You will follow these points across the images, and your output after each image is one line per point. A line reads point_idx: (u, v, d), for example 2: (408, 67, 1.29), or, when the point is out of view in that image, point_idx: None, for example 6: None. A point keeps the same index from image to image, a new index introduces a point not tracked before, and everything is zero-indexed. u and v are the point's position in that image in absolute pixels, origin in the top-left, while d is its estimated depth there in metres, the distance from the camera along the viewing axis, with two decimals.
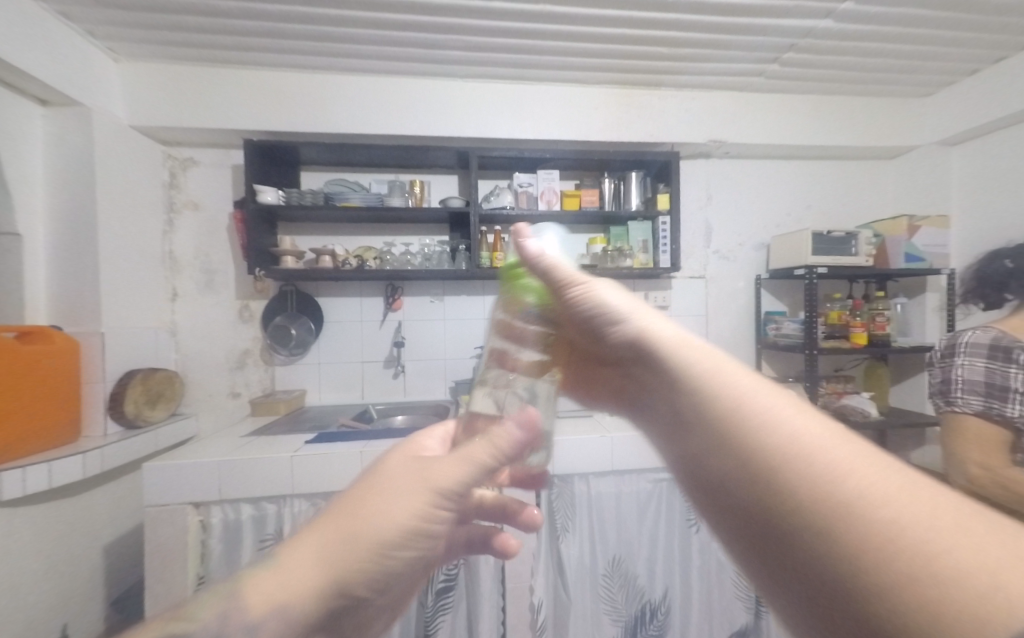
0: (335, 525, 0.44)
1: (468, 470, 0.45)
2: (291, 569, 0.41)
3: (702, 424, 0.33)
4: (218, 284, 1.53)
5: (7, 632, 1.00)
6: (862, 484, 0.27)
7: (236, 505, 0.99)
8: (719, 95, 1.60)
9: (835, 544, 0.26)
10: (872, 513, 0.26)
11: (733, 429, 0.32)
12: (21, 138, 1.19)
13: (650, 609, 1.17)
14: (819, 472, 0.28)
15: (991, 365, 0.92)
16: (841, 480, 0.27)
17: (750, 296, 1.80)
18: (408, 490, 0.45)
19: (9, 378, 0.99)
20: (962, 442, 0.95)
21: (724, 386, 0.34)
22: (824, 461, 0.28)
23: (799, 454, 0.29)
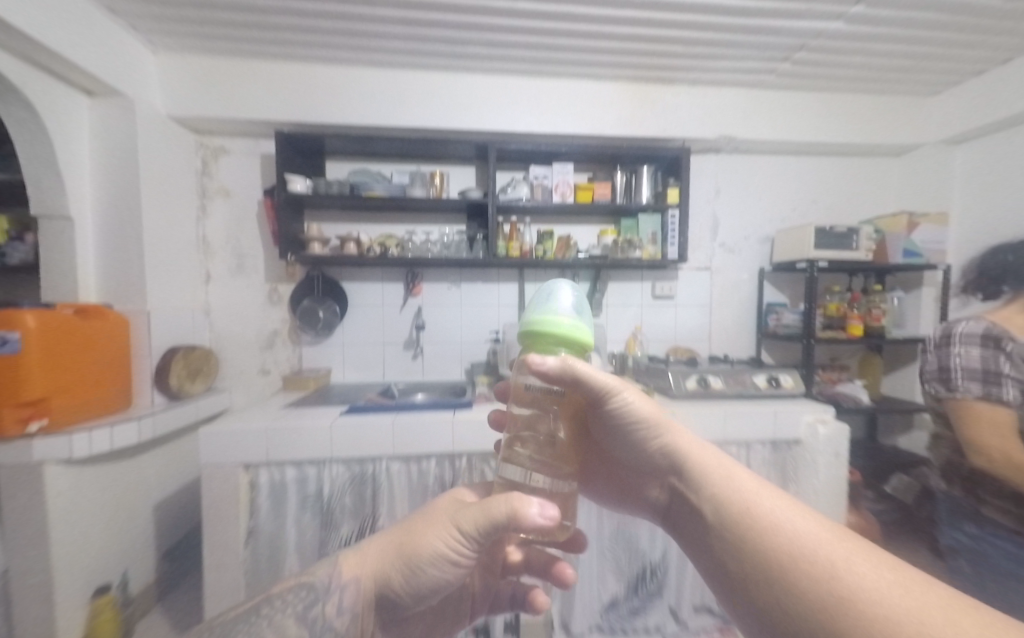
0: (395, 536, 0.52)
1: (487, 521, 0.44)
2: (367, 553, 0.51)
3: (699, 500, 0.41)
4: (248, 268, 1.62)
5: (77, 575, 1.13)
6: (827, 544, 0.32)
7: (282, 466, 1.12)
8: (731, 91, 1.64)
9: (795, 589, 0.31)
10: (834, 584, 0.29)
11: (727, 504, 0.38)
12: (71, 128, 1.27)
13: (649, 570, 1.29)
14: (782, 526, 0.35)
15: (987, 353, 0.99)
16: (809, 540, 0.33)
17: (754, 287, 1.87)
18: (443, 519, 0.48)
19: (71, 350, 1.10)
20: (974, 429, 0.98)
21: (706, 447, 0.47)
22: (794, 526, 0.34)
23: (771, 523, 0.35)
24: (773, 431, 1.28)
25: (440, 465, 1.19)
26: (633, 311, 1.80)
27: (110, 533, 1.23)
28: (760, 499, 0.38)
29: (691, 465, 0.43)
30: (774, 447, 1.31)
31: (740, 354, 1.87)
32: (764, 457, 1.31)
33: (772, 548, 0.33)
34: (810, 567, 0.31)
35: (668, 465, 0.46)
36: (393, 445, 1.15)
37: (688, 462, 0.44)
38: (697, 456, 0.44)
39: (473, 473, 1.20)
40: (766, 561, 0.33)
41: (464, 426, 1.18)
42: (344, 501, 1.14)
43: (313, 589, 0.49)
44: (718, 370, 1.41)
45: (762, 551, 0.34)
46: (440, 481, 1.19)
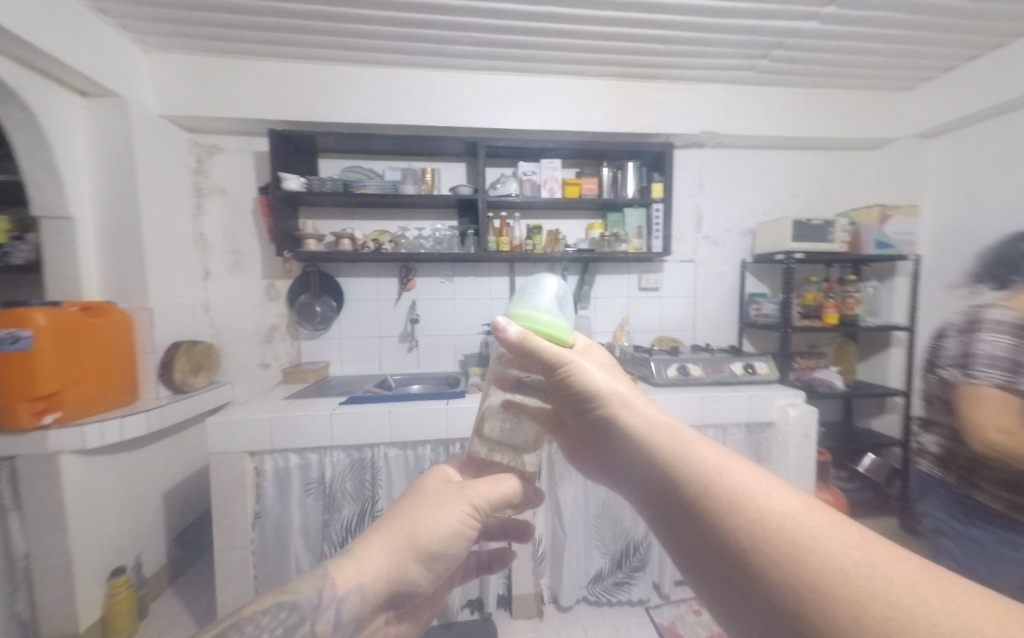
0: (393, 533, 0.55)
1: (495, 494, 0.56)
2: (367, 561, 0.53)
3: (663, 479, 0.41)
4: (245, 264, 1.66)
5: (93, 557, 1.20)
6: (789, 518, 0.34)
7: (285, 453, 1.19)
8: (713, 88, 1.69)
9: (769, 569, 0.32)
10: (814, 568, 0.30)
11: (695, 485, 0.38)
12: (67, 129, 1.29)
13: (632, 545, 1.38)
14: (750, 505, 0.35)
15: (1016, 341, 0.84)
16: (774, 517, 0.34)
17: (736, 279, 1.94)
18: (450, 496, 0.56)
19: (80, 346, 1.15)
20: (977, 413, 0.87)
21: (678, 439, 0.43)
22: (759, 503, 0.35)
23: (736, 500, 0.36)
24: (748, 415, 1.37)
25: (435, 450, 1.26)
26: (621, 303, 1.86)
27: (123, 519, 1.30)
28: (723, 474, 0.38)
29: (651, 443, 0.44)
30: (749, 430, 1.40)
31: (723, 343, 1.95)
32: (739, 439, 1.40)
33: (741, 530, 0.34)
34: (780, 546, 0.32)
35: (629, 443, 0.46)
36: (390, 433, 1.22)
37: (648, 440, 0.45)
38: (654, 429, 0.45)
39: None
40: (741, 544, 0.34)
41: (457, 414, 1.25)
42: (346, 485, 1.21)
43: (298, 608, 0.50)
44: (698, 358, 1.49)
45: (732, 536, 0.34)
46: (435, 465, 1.26)
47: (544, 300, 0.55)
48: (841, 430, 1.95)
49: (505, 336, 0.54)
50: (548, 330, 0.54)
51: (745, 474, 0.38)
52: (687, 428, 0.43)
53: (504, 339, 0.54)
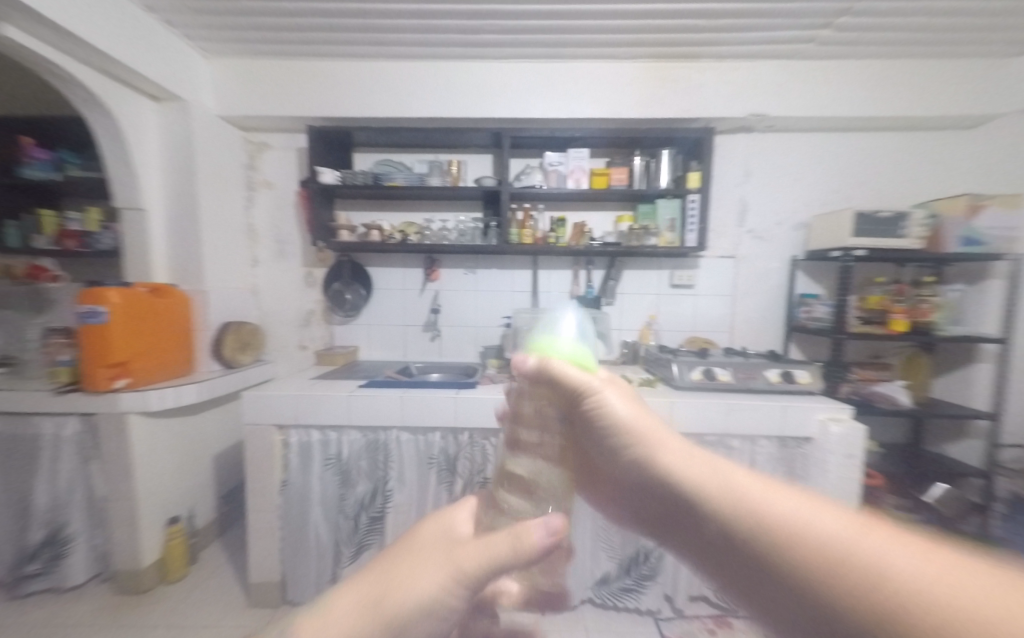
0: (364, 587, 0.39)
1: (499, 556, 0.38)
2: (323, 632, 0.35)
3: (712, 534, 0.36)
4: (288, 253, 1.80)
5: (154, 504, 1.39)
6: (853, 543, 0.29)
7: (308, 429, 1.28)
8: (764, 65, 1.52)
9: (847, 608, 0.27)
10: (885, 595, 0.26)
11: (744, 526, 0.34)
12: (142, 131, 1.47)
13: (643, 552, 1.33)
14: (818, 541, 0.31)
15: None
16: (835, 541, 0.30)
17: (784, 278, 1.76)
18: (439, 554, 0.40)
19: (144, 323, 1.31)
20: None
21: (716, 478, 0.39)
22: (823, 533, 0.31)
23: (793, 532, 0.32)
24: (779, 427, 1.25)
25: (445, 438, 1.30)
26: (648, 300, 1.77)
27: (180, 475, 1.49)
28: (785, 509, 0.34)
29: (693, 489, 0.40)
30: (782, 444, 1.28)
31: (763, 347, 1.79)
32: (769, 454, 1.28)
33: (802, 562, 0.30)
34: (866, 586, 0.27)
35: (671, 488, 0.41)
36: (402, 417, 1.27)
37: (695, 484, 0.40)
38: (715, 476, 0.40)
39: (475, 447, 1.29)
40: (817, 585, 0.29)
41: (466, 404, 1.27)
42: (361, 464, 1.28)
43: None
44: (728, 363, 1.38)
45: (794, 570, 0.31)
46: (444, 452, 1.29)
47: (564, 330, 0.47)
48: (903, 452, 1.72)
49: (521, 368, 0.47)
50: (571, 361, 0.46)
51: (801, 506, 0.34)
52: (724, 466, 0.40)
53: (522, 373, 0.47)
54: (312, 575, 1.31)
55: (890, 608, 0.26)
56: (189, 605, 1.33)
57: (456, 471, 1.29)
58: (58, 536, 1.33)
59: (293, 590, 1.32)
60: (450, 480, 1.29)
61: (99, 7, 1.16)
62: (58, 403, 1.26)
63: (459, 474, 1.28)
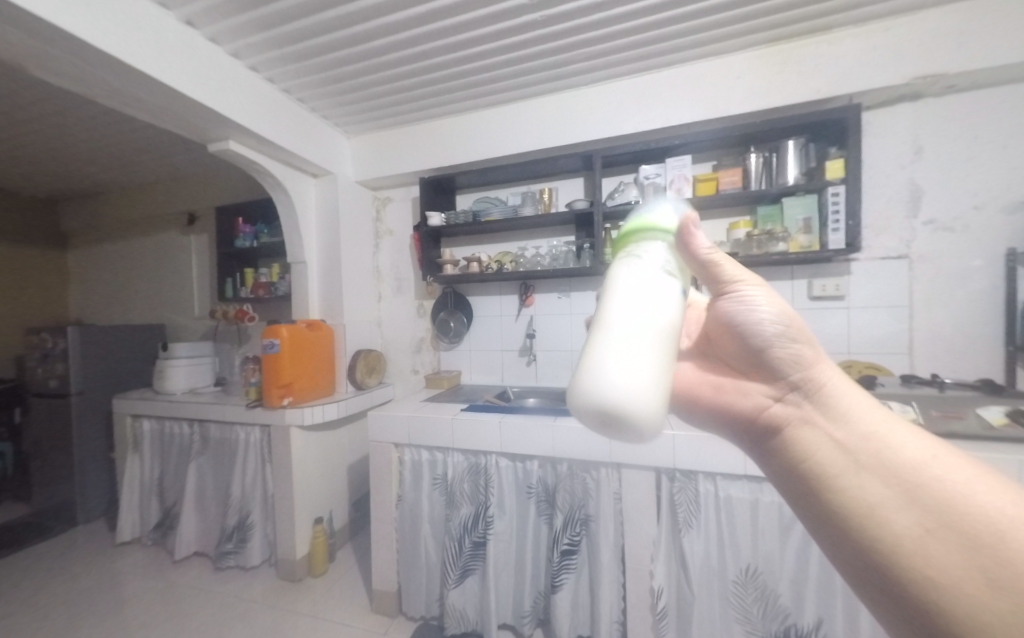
0: None
1: None
2: None
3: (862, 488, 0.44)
4: (404, 288, 2.06)
5: (306, 505, 1.68)
6: (970, 496, 0.39)
7: (419, 449, 1.39)
8: (933, 15, 1.20)
9: (868, 494, 0.43)
10: (917, 473, 0.42)
11: (899, 473, 0.42)
12: (305, 203, 1.88)
13: (795, 634, 1.04)
14: (949, 493, 0.40)
15: None
16: (955, 495, 0.40)
17: (992, 279, 1.29)
18: None
19: (304, 352, 1.64)
20: None
21: (882, 439, 0.45)
22: (981, 512, 0.38)
23: (918, 472, 0.42)
24: None
25: (543, 466, 1.26)
26: None
27: (324, 481, 1.77)
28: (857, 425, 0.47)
29: (870, 458, 0.44)
30: None
31: (966, 375, 1.32)
32: None
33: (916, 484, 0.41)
34: (978, 589, 0.36)
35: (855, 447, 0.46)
36: (500, 444, 1.27)
37: (855, 438, 0.46)
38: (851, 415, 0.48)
39: (575, 480, 1.21)
40: (903, 525, 0.40)
41: (563, 434, 1.21)
42: (464, 487, 1.32)
43: None
44: (911, 398, 1.02)
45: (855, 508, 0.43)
46: (543, 482, 1.26)
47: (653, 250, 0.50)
48: None
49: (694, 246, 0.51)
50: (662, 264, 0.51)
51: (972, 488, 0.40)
52: (886, 438, 0.45)
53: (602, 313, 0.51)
54: (421, 590, 1.39)
55: (918, 548, 0.39)
56: (327, 600, 1.53)
57: (556, 504, 1.23)
58: (245, 523, 1.69)
59: (406, 602, 1.41)
60: (550, 513, 1.24)
61: (280, 116, 1.54)
62: (249, 416, 1.63)
63: (559, 508, 1.21)
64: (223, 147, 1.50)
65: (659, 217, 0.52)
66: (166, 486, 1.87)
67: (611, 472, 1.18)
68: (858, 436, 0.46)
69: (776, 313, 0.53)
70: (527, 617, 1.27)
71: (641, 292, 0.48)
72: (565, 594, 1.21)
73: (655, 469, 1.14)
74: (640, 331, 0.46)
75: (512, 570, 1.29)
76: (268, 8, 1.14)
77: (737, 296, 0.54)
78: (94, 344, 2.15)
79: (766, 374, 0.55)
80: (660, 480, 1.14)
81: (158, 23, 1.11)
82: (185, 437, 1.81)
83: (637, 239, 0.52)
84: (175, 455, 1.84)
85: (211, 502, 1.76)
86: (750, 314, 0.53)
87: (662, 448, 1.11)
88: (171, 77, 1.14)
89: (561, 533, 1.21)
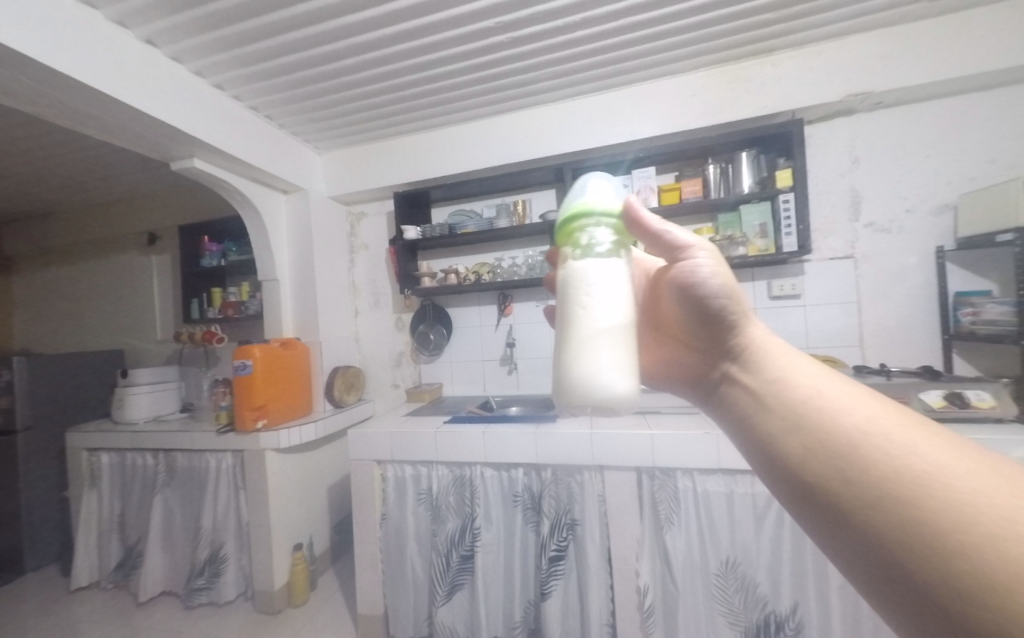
0: None
1: None
2: None
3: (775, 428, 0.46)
4: (382, 302, 2.04)
5: (284, 531, 1.61)
6: (860, 417, 0.41)
7: (402, 464, 1.37)
8: (859, 40, 1.33)
9: (780, 436, 0.46)
10: (810, 406, 0.45)
11: (798, 407, 0.45)
12: (276, 219, 1.85)
13: (775, 621, 1.08)
14: (834, 417, 0.42)
15: None
16: (844, 418, 0.42)
17: (926, 274, 1.42)
18: None
19: (278, 372, 1.59)
20: None
21: (785, 381, 0.48)
22: (859, 426, 0.40)
23: (811, 403, 0.45)
24: None
25: (528, 474, 1.27)
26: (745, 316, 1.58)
27: (303, 505, 1.71)
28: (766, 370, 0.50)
29: (779, 399, 0.47)
30: None
31: (910, 363, 1.44)
32: None
33: (814, 415, 0.44)
34: (878, 500, 0.37)
35: (766, 391, 0.49)
36: (485, 454, 1.28)
37: (766, 382, 0.49)
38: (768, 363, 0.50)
39: (560, 485, 1.23)
40: (798, 450, 0.43)
41: (546, 440, 1.23)
42: (449, 500, 1.31)
43: None
44: (863, 386, 1.09)
45: (773, 452, 0.46)
46: (528, 489, 1.27)
47: (599, 238, 0.49)
48: None
49: (641, 218, 0.50)
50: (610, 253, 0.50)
51: (856, 408, 0.42)
52: (792, 376, 0.48)
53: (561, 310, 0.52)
54: (409, 611, 1.35)
55: (826, 477, 0.40)
56: (309, 631, 1.47)
57: (542, 510, 1.24)
58: (217, 555, 1.60)
59: (393, 625, 1.37)
60: (536, 520, 1.25)
61: (248, 132, 1.52)
62: (220, 442, 1.56)
63: (545, 514, 1.22)
64: (187, 166, 1.46)
65: (594, 197, 0.49)
66: (128, 522, 1.75)
67: (594, 475, 1.21)
68: (767, 381, 0.49)
69: (721, 285, 0.51)
70: (519, 628, 1.27)
71: (605, 278, 0.49)
72: (555, 602, 1.21)
73: (636, 469, 1.18)
74: (609, 315, 0.48)
75: (501, 581, 1.29)
76: (235, 27, 1.14)
77: (691, 271, 0.51)
78: (44, 375, 2.01)
79: (708, 339, 0.55)
80: (641, 480, 1.17)
81: (118, 42, 1.09)
82: (149, 468, 1.71)
83: (581, 226, 0.49)
84: (138, 488, 1.73)
85: (179, 536, 1.66)
86: (700, 279, 0.51)
87: (642, 448, 1.15)
88: (132, 96, 1.11)
89: (548, 540, 1.22)
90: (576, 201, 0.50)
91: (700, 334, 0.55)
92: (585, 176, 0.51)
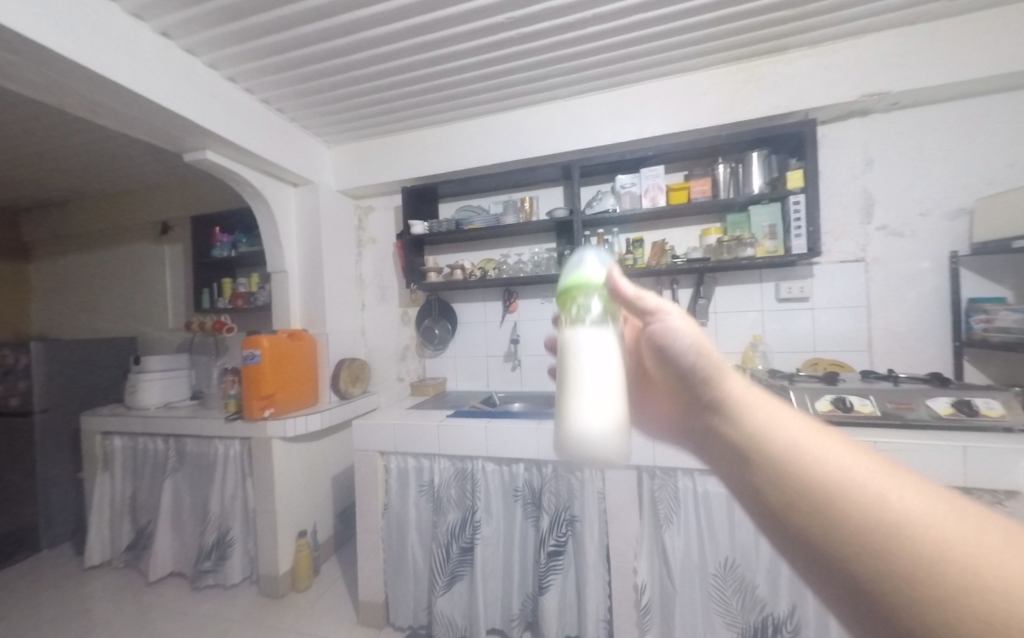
0: None
1: None
2: None
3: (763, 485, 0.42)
4: (388, 296, 2.06)
5: (289, 518, 1.64)
6: (843, 470, 0.37)
7: (405, 456, 1.39)
8: (877, 39, 1.31)
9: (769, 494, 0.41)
10: (789, 457, 0.41)
11: (780, 459, 0.41)
12: (286, 211, 1.87)
13: (771, 622, 1.09)
14: (816, 469, 0.38)
15: None
16: (825, 471, 0.38)
17: (939, 280, 1.40)
18: None
19: (285, 363, 1.61)
20: None
21: (765, 429, 0.44)
22: (841, 479, 0.37)
23: (793, 455, 0.41)
24: (958, 477, 0.92)
25: (529, 470, 1.28)
26: (751, 318, 1.57)
27: (308, 493, 1.74)
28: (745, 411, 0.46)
29: (762, 449, 0.43)
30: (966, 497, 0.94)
31: (919, 369, 1.42)
32: None
33: (796, 469, 0.40)
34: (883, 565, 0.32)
35: (747, 441, 0.44)
36: (486, 448, 1.29)
37: (746, 430, 0.45)
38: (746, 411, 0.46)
39: (560, 481, 1.24)
40: (789, 509, 0.39)
41: (548, 436, 1.24)
42: (450, 492, 1.33)
43: None
44: (868, 390, 1.08)
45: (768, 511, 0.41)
46: (528, 484, 1.28)
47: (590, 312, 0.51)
48: None
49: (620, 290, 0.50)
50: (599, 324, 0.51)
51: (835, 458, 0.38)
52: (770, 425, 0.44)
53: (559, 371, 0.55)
54: (409, 599, 1.38)
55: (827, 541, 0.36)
56: (311, 615, 1.50)
57: (542, 505, 1.25)
58: (224, 539, 1.64)
59: (393, 612, 1.40)
60: (536, 515, 1.26)
61: (259, 125, 1.54)
62: (228, 429, 1.60)
63: (544, 509, 1.23)
64: (200, 157, 1.48)
65: (586, 271, 0.50)
66: (139, 505, 1.80)
67: (594, 472, 1.21)
68: (746, 429, 0.45)
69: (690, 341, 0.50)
70: (516, 620, 1.29)
71: (597, 344, 0.51)
72: (553, 595, 1.23)
73: (636, 467, 1.18)
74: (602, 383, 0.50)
75: (500, 573, 1.30)
76: (248, 21, 1.15)
77: (659, 332, 0.51)
78: (60, 359, 2.06)
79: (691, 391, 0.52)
80: (641, 478, 1.18)
81: (135, 35, 1.10)
82: (160, 453, 1.75)
83: (572, 296, 0.51)
84: (149, 472, 1.78)
85: (188, 519, 1.71)
86: (668, 337, 0.51)
87: (644, 446, 1.16)
88: (147, 88, 1.13)
89: (547, 535, 1.23)
90: (570, 271, 0.51)
91: (679, 381, 0.53)
92: (581, 247, 0.52)
